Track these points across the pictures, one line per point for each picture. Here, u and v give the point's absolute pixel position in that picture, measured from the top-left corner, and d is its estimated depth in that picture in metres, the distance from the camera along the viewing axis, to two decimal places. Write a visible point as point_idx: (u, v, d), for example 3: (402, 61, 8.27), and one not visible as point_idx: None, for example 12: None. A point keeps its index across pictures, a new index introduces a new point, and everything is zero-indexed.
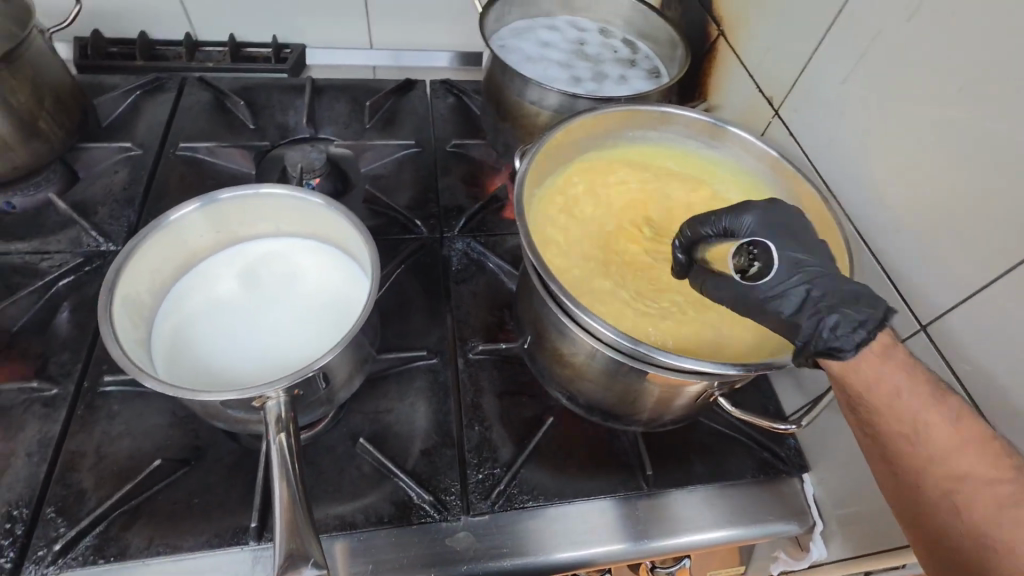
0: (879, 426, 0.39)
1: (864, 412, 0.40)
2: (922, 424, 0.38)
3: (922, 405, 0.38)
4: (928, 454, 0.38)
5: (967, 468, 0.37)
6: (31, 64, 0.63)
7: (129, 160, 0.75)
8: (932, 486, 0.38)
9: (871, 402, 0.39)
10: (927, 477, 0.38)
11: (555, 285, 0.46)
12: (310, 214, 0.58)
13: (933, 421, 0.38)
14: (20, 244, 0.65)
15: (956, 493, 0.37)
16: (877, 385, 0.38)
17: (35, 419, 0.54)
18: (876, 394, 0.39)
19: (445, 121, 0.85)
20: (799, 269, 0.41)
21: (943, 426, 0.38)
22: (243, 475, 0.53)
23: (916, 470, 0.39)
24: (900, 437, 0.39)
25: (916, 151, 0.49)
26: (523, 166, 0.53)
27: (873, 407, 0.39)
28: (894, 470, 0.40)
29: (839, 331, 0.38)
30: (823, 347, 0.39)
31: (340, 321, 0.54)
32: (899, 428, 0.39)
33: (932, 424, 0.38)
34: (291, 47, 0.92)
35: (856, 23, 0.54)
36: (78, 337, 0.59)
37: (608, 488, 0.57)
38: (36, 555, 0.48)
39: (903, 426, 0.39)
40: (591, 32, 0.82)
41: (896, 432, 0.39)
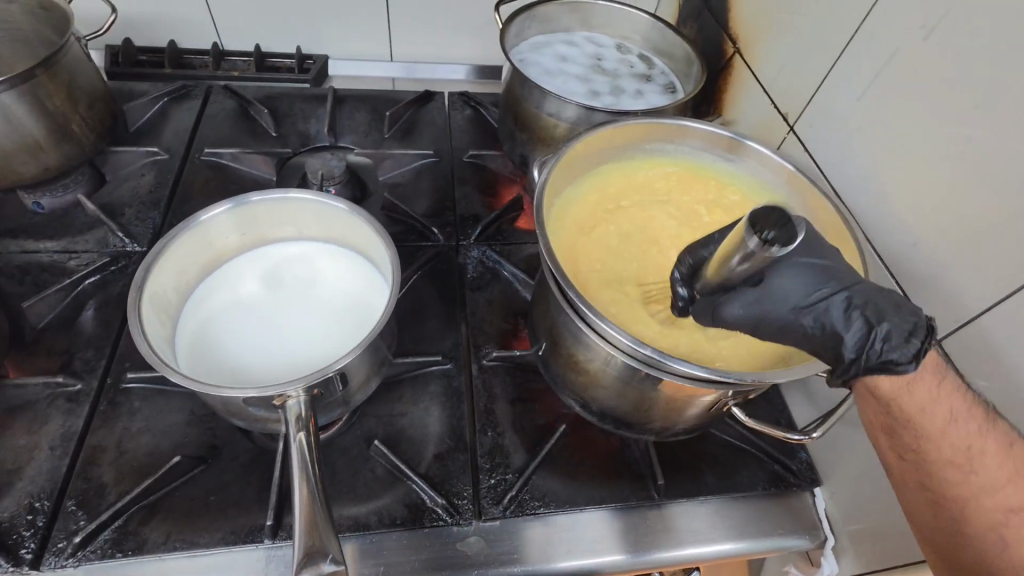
0: (928, 453, 0.40)
1: (905, 438, 0.41)
2: (973, 454, 0.39)
3: (975, 436, 0.40)
4: (978, 483, 0.39)
5: (1010, 499, 0.38)
6: (67, 70, 0.65)
7: (156, 164, 0.77)
8: (979, 516, 0.39)
9: (918, 429, 0.40)
10: (974, 507, 0.39)
11: (573, 291, 0.47)
12: (333, 219, 0.60)
13: (990, 449, 0.39)
14: (49, 243, 0.67)
15: (1002, 524, 0.38)
16: (930, 410, 0.40)
17: (59, 414, 0.55)
18: (933, 421, 0.40)
19: (462, 131, 0.87)
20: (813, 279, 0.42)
21: (974, 441, 0.40)
22: (259, 474, 0.54)
23: (962, 497, 0.39)
24: (948, 465, 0.40)
25: (931, 167, 0.50)
26: (544, 175, 0.54)
27: (923, 435, 0.40)
28: (931, 497, 0.41)
29: (890, 342, 0.38)
30: (877, 361, 0.39)
31: (360, 324, 0.55)
32: (945, 455, 0.40)
33: (985, 452, 0.39)
34: (314, 58, 0.95)
35: (872, 41, 0.55)
36: (103, 334, 0.61)
37: (619, 497, 0.57)
38: (56, 547, 0.49)
39: (949, 454, 0.40)
40: (608, 47, 0.84)
41: (946, 459, 0.40)
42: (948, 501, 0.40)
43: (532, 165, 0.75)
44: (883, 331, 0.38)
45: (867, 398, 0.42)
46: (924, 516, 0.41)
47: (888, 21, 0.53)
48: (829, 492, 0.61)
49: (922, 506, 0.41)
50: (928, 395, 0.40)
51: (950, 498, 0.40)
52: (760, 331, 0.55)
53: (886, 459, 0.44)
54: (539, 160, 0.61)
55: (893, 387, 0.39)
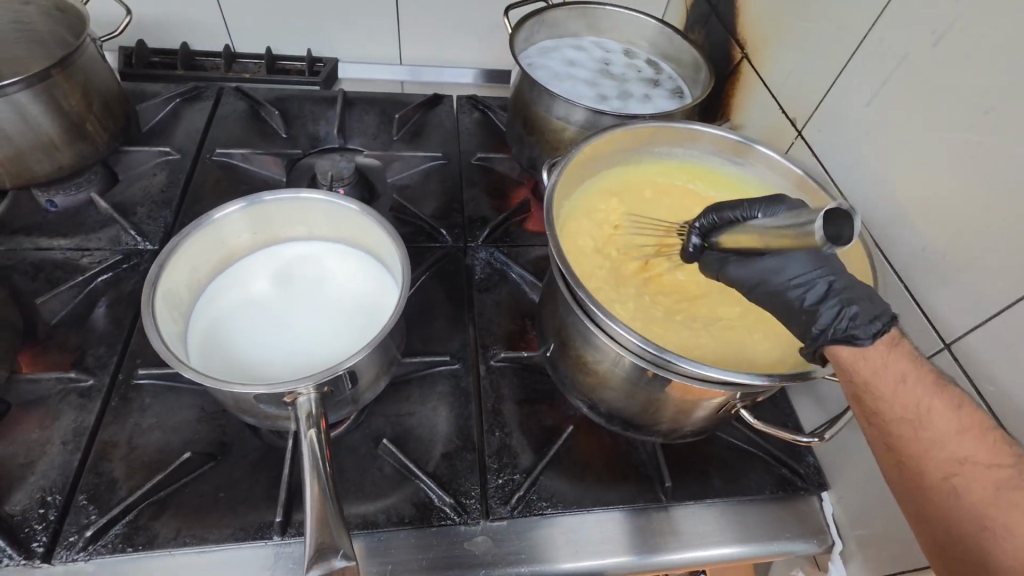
0: (881, 415, 0.40)
1: (864, 403, 0.41)
2: (925, 412, 0.39)
3: (924, 390, 0.39)
4: (930, 439, 0.39)
5: (969, 452, 0.38)
6: (83, 70, 0.66)
7: (167, 164, 0.77)
8: (934, 471, 0.38)
9: (872, 391, 0.40)
10: (930, 464, 0.38)
11: (583, 291, 0.47)
12: (344, 219, 0.60)
13: (937, 408, 0.39)
14: (62, 241, 0.68)
15: (960, 477, 0.37)
16: (900, 383, 0.39)
17: (71, 409, 0.56)
18: (884, 381, 0.40)
19: (470, 135, 0.87)
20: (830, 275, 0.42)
21: (945, 413, 0.39)
22: (268, 471, 0.54)
23: (919, 455, 0.39)
24: (903, 425, 0.39)
25: (940, 171, 0.50)
26: (554, 177, 0.55)
27: (879, 395, 0.40)
28: (895, 461, 0.40)
29: (857, 320, 0.40)
30: (842, 333, 0.40)
31: (370, 323, 0.56)
32: (899, 413, 0.39)
33: (933, 409, 0.39)
34: (324, 61, 0.96)
35: (881, 47, 0.55)
36: (115, 331, 0.61)
37: (627, 498, 0.58)
38: (67, 541, 0.49)
39: (902, 414, 0.39)
40: (616, 52, 0.84)
41: (900, 419, 0.39)
42: (911, 460, 0.39)
43: (540, 168, 0.76)
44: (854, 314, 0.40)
45: (834, 370, 0.42)
46: (895, 483, 0.40)
47: (897, 27, 0.54)
48: (836, 496, 0.61)
49: (893, 472, 0.41)
50: (875, 355, 0.40)
51: (913, 460, 0.39)
52: (768, 334, 0.55)
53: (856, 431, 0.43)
54: (550, 162, 0.62)
55: (851, 351, 0.40)
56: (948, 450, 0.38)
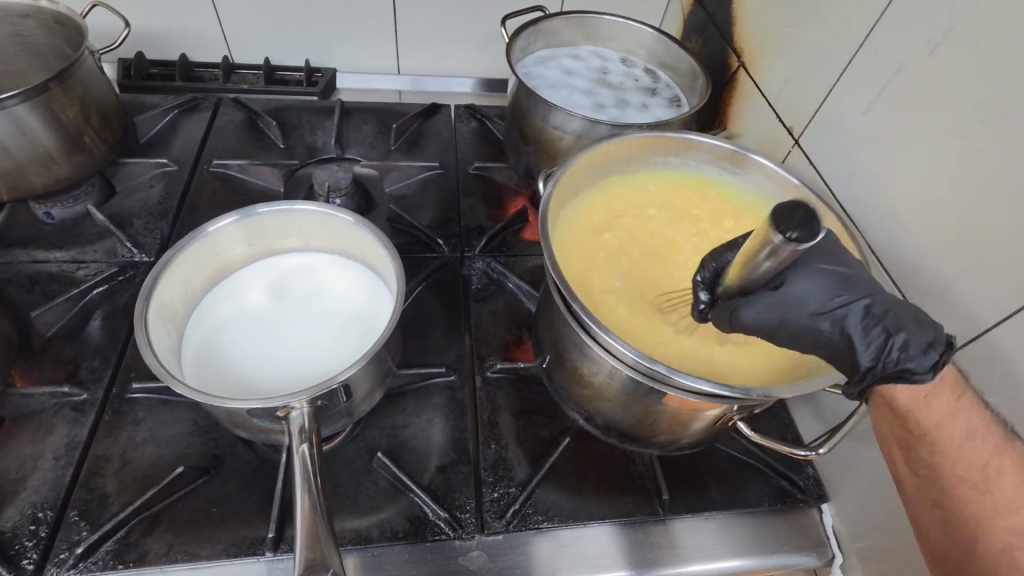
0: (942, 471, 0.41)
1: (916, 450, 0.42)
2: (990, 474, 0.39)
3: (987, 452, 0.40)
4: (990, 500, 0.39)
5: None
6: (80, 83, 0.66)
7: (165, 175, 0.78)
8: (991, 538, 0.38)
9: (932, 444, 0.41)
10: (984, 522, 0.39)
11: (577, 304, 0.47)
12: (339, 231, 0.60)
13: (1003, 465, 0.39)
14: (58, 253, 0.68)
15: (1012, 540, 0.37)
16: (947, 427, 0.40)
17: (64, 423, 0.56)
18: (946, 433, 0.40)
19: (468, 144, 0.87)
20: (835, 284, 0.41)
21: (1011, 471, 0.39)
22: (261, 486, 0.54)
23: (969, 513, 0.39)
24: (961, 481, 0.40)
25: (937, 181, 0.49)
26: (549, 188, 0.55)
27: (939, 450, 0.40)
28: (942, 514, 0.41)
29: (910, 351, 0.37)
30: (893, 368, 0.38)
31: (364, 335, 0.56)
32: (962, 472, 0.40)
33: (996, 467, 0.39)
34: (322, 71, 0.96)
35: (878, 56, 0.55)
36: (110, 344, 0.61)
37: (624, 511, 0.57)
38: (58, 557, 0.49)
39: (963, 472, 0.40)
40: (613, 61, 0.84)
41: (958, 476, 0.40)
42: (962, 523, 0.40)
43: (536, 178, 0.76)
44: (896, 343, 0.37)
45: (890, 411, 0.43)
46: (933, 531, 0.42)
47: (893, 35, 0.53)
48: (836, 508, 0.60)
49: (936, 525, 0.41)
50: (938, 409, 0.41)
51: (966, 517, 0.39)
52: (769, 345, 0.55)
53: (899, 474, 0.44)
54: (545, 172, 0.61)
55: (912, 398, 0.41)
56: (1006, 514, 0.38)
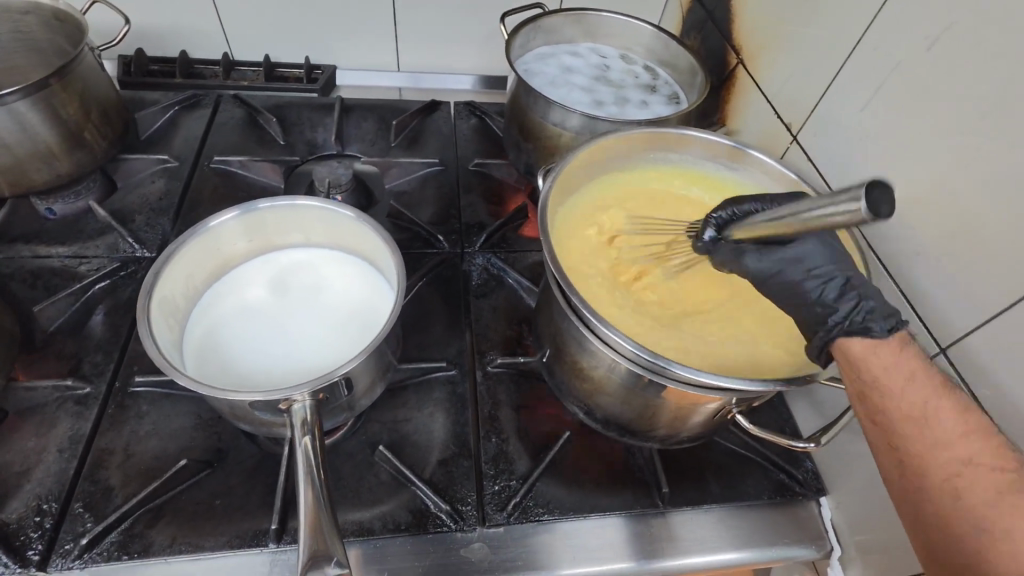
0: (892, 414, 0.39)
1: (869, 404, 0.40)
2: (933, 414, 0.38)
3: (932, 395, 0.38)
4: (936, 441, 0.37)
5: (971, 454, 0.37)
6: (81, 79, 0.67)
7: (166, 171, 0.78)
8: (936, 477, 0.37)
9: (878, 389, 0.39)
10: (931, 465, 0.37)
11: (576, 298, 0.48)
12: (340, 227, 0.60)
13: (945, 408, 0.38)
14: (59, 248, 0.68)
15: (959, 477, 0.36)
16: (891, 371, 0.39)
17: (67, 417, 0.56)
18: (894, 378, 0.39)
19: (467, 140, 0.88)
20: (835, 277, 0.41)
21: (952, 415, 0.38)
22: (264, 479, 0.54)
23: (919, 456, 0.38)
24: (909, 425, 0.38)
25: (933, 177, 0.50)
26: (548, 184, 0.55)
27: (889, 397, 0.39)
28: (900, 461, 0.39)
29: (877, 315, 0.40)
30: (858, 324, 0.40)
31: (365, 329, 0.56)
32: (908, 414, 0.38)
33: (941, 411, 0.38)
34: (322, 68, 0.96)
35: (875, 54, 0.56)
36: (112, 338, 0.61)
37: (624, 503, 0.57)
38: (63, 549, 0.49)
39: (912, 413, 0.38)
40: (613, 58, 0.85)
41: (906, 419, 0.38)
42: (914, 466, 0.38)
43: (536, 174, 0.76)
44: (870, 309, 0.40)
45: (844, 367, 0.41)
46: (896, 483, 0.39)
47: (891, 33, 0.54)
48: (834, 501, 0.61)
49: (895, 474, 0.39)
50: (882, 356, 0.39)
51: (917, 461, 0.38)
52: (767, 338, 0.55)
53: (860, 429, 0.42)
54: (545, 168, 0.62)
55: (862, 345, 0.40)
56: (949, 454, 0.37)
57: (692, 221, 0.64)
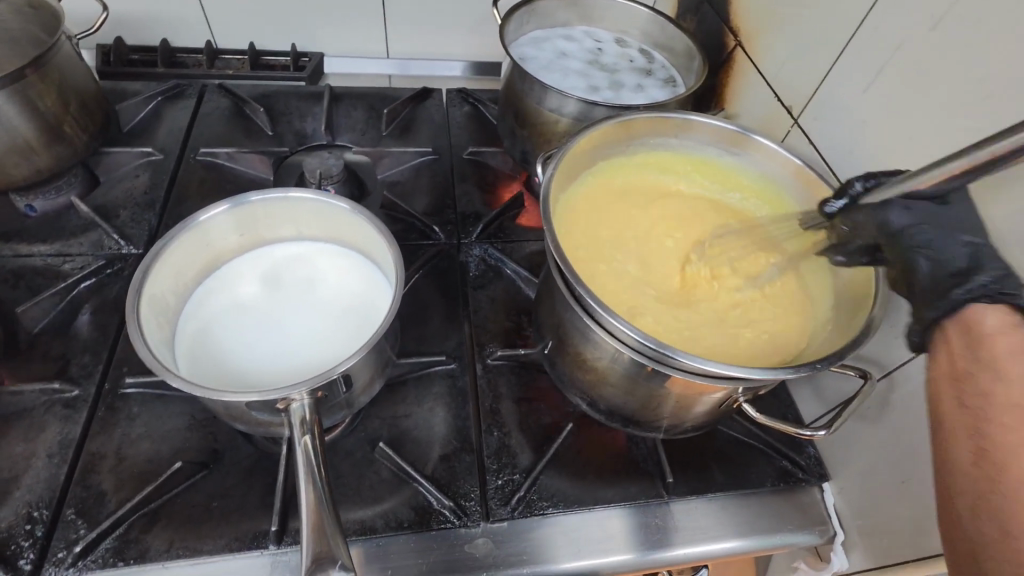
0: (993, 395, 0.34)
1: (974, 381, 0.36)
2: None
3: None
4: None
5: None
6: (58, 69, 0.64)
7: (150, 164, 0.75)
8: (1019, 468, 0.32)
9: (993, 367, 0.35)
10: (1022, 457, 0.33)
11: (579, 288, 0.46)
12: (334, 218, 0.59)
13: None
14: (42, 246, 0.66)
15: None
16: (1008, 356, 0.35)
17: (56, 421, 0.54)
18: (1011, 362, 0.35)
19: (461, 128, 0.86)
20: None
21: None
22: (261, 479, 0.53)
23: (1008, 444, 0.33)
24: (1010, 412, 0.34)
25: (936, 157, 0.49)
26: (548, 171, 0.54)
27: (1002, 376, 0.35)
28: (977, 439, 0.34)
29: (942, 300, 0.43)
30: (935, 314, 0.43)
31: (363, 324, 0.55)
32: (1017, 402, 0.34)
33: None
34: (309, 56, 0.93)
35: (877, 34, 0.54)
36: (100, 338, 0.60)
37: (628, 495, 0.57)
38: (56, 557, 0.48)
39: (1019, 401, 0.34)
40: (607, 42, 0.83)
41: (1011, 403, 0.34)
42: (996, 450, 0.33)
43: (531, 162, 0.74)
44: (942, 266, 0.40)
45: (963, 338, 0.37)
46: (962, 464, 0.35)
47: (892, 13, 0.52)
48: (837, 486, 0.61)
49: (966, 457, 0.35)
50: (1015, 340, 0.35)
51: (994, 440, 0.34)
52: (776, 324, 0.55)
53: (940, 410, 0.37)
54: (544, 155, 0.61)
55: (1000, 325, 0.36)
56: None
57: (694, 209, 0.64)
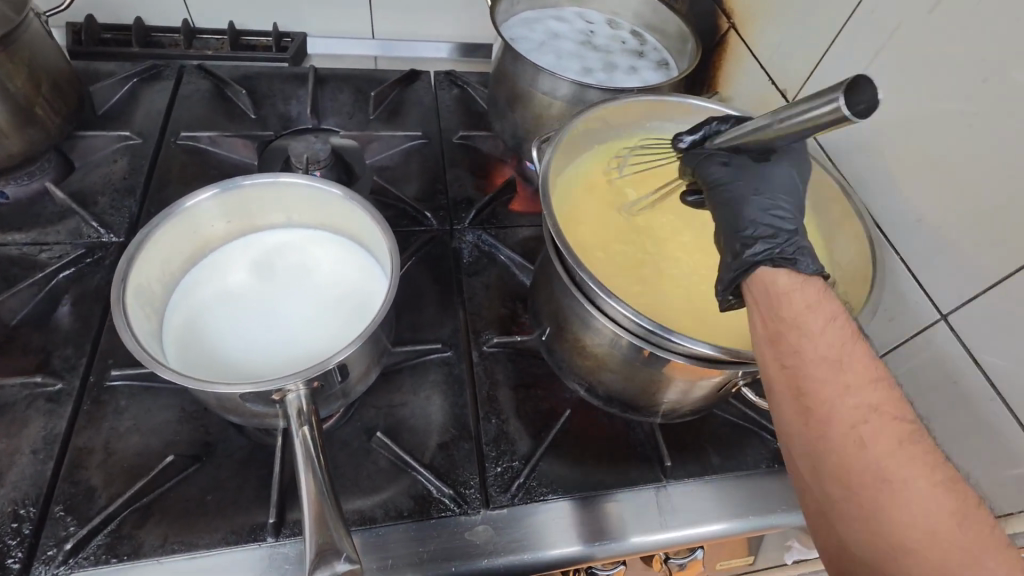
0: (804, 351, 0.39)
1: (787, 341, 0.39)
2: (845, 357, 0.38)
3: (845, 338, 0.39)
4: (845, 383, 0.37)
5: (875, 399, 0.37)
6: (28, 47, 0.61)
7: (129, 148, 0.73)
8: (844, 419, 0.37)
9: (800, 327, 0.39)
10: (841, 408, 0.37)
11: (579, 272, 0.46)
12: (326, 205, 0.57)
13: (857, 355, 0.38)
14: (16, 235, 0.63)
15: (867, 419, 0.36)
16: (812, 313, 0.39)
17: (39, 416, 0.52)
18: (813, 318, 0.39)
19: (450, 111, 0.84)
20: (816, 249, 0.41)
21: (859, 363, 0.38)
22: (256, 472, 0.52)
23: (828, 400, 0.37)
24: (823, 367, 0.38)
25: (933, 141, 0.50)
26: (548, 154, 0.53)
27: (806, 333, 0.39)
28: (804, 400, 0.38)
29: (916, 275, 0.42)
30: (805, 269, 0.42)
31: (358, 313, 0.53)
32: (822, 356, 0.38)
33: (845, 358, 0.38)
34: (292, 36, 0.90)
35: (873, 17, 0.54)
36: (82, 330, 0.58)
37: (627, 480, 0.57)
38: (45, 555, 0.46)
39: (825, 356, 0.38)
40: (599, 23, 0.81)
41: (823, 360, 0.38)
42: (821, 405, 0.37)
43: (523, 145, 0.73)
44: None
45: (762, 299, 0.41)
46: (796, 424, 0.39)
47: None
48: None
49: (796, 416, 0.38)
50: (806, 295, 0.40)
51: (819, 397, 0.38)
52: None
53: (765, 371, 0.41)
54: (540, 137, 0.60)
55: (789, 283, 0.41)
56: (857, 398, 0.37)
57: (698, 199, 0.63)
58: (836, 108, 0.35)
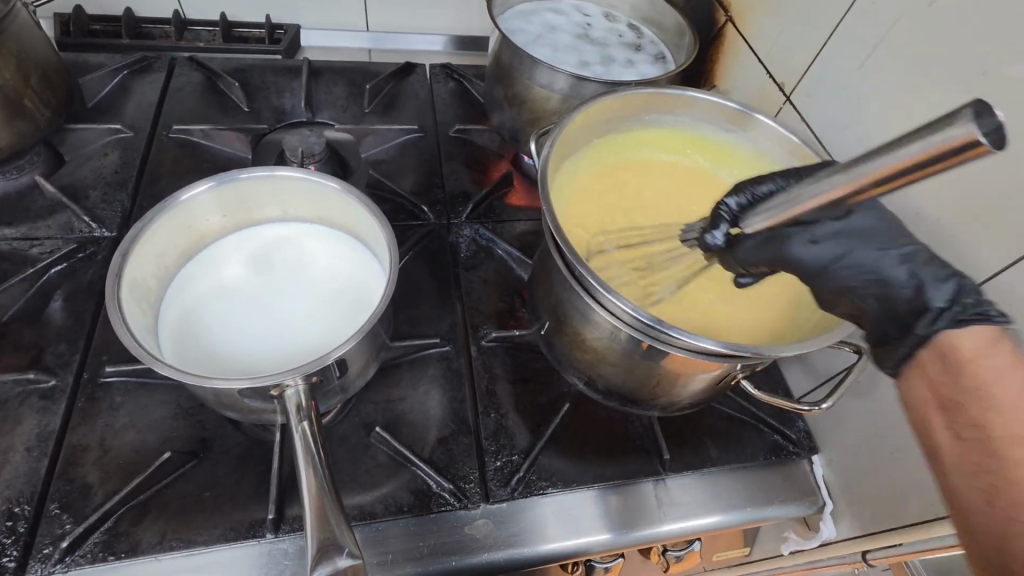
0: (993, 427, 0.33)
1: (966, 411, 0.34)
2: None
3: None
4: None
5: None
6: (16, 37, 0.60)
7: (120, 142, 0.72)
8: None
9: (985, 397, 0.33)
10: None
11: (579, 265, 0.46)
12: (323, 199, 0.57)
13: None
14: (6, 230, 0.62)
15: None
16: (1006, 381, 0.33)
17: (33, 413, 0.52)
18: (1011, 388, 0.33)
19: (446, 105, 0.84)
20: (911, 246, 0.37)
21: None
22: (253, 467, 0.52)
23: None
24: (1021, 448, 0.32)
25: None
26: (547, 146, 0.52)
27: (995, 405, 0.33)
28: (987, 475, 0.33)
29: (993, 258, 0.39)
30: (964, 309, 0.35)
31: (356, 309, 0.53)
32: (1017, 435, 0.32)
33: None
34: (285, 28, 0.89)
35: (873, 9, 0.54)
36: (75, 326, 0.57)
37: (626, 473, 0.57)
38: (41, 553, 0.46)
39: (1018, 433, 0.32)
40: (596, 16, 0.81)
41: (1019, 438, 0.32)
42: (1011, 489, 0.32)
43: (520, 139, 0.73)
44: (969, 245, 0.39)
45: (936, 358, 0.36)
46: (972, 506, 0.33)
47: None
48: (826, 458, 0.62)
49: (977, 499, 0.33)
50: (1006, 359, 0.34)
51: (1010, 481, 0.32)
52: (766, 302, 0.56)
53: (942, 448, 0.35)
54: (539, 129, 0.59)
55: (978, 343, 0.34)
56: None
57: (690, 201, 0.64)
58: (957, 140, 0.26)
